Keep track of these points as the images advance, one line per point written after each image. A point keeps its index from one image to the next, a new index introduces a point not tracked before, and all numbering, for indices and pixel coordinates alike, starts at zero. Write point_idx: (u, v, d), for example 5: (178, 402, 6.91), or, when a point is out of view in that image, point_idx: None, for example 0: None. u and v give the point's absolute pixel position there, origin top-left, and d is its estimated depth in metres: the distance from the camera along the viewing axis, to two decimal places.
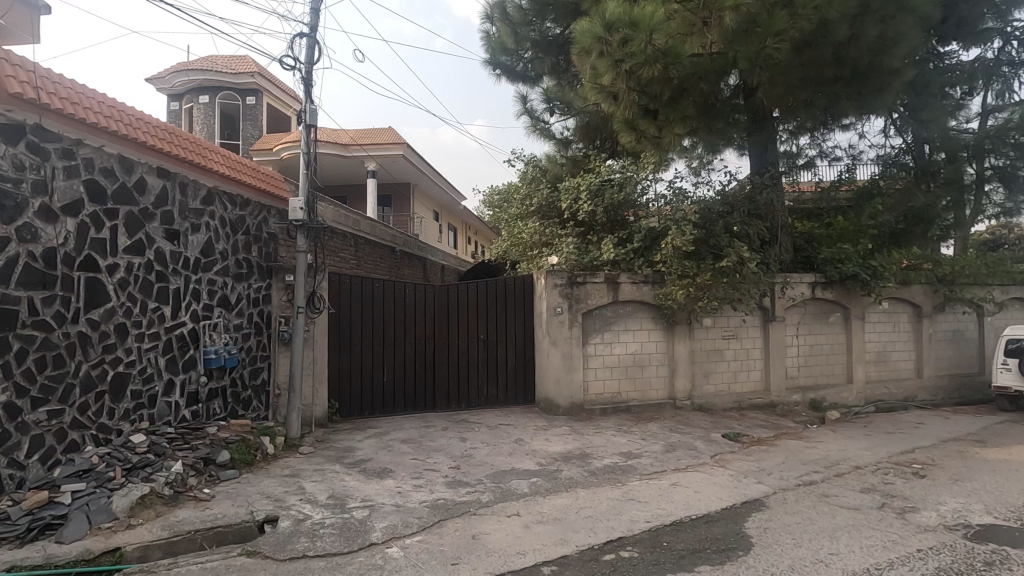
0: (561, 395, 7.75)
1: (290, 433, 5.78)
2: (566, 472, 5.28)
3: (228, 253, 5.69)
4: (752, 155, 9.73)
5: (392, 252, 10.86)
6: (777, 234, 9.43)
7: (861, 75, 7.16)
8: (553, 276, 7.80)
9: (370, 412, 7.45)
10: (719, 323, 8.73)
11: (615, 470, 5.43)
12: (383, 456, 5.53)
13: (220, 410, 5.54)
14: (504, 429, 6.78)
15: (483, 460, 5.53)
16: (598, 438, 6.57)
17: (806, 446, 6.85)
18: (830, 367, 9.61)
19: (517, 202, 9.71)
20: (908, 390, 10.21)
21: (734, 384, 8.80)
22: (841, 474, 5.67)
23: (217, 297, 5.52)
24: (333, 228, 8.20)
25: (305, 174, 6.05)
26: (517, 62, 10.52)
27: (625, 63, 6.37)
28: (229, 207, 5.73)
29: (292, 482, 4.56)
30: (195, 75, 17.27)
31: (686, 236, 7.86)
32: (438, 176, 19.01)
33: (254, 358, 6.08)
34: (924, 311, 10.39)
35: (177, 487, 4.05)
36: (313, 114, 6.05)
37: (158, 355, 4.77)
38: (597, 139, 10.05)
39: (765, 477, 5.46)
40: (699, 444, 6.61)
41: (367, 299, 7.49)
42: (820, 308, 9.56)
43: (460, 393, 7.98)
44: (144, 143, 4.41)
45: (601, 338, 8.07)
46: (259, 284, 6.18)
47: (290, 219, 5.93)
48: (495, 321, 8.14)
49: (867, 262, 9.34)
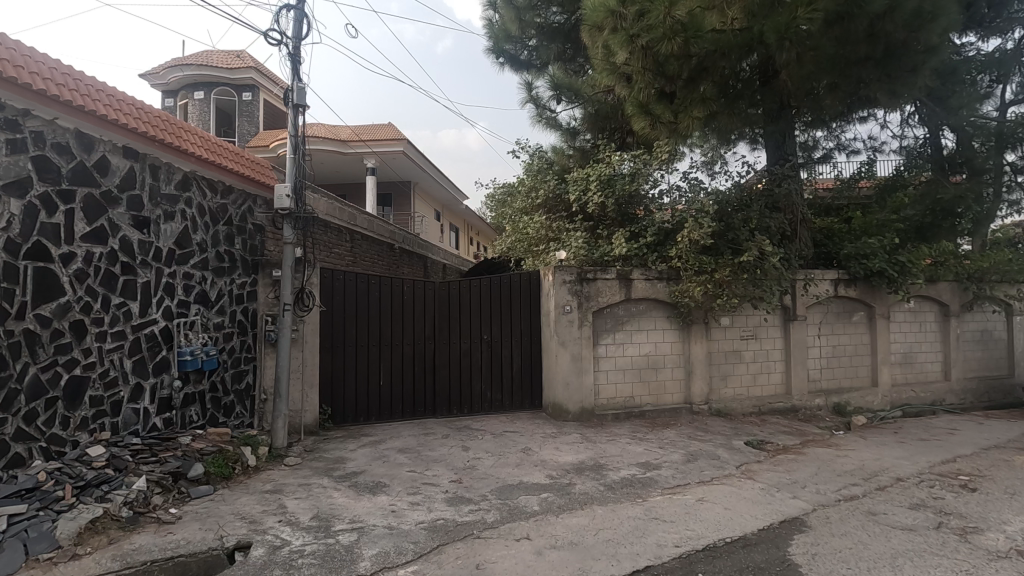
0: (570, 400, 7.21)
1: (275, 442, 5.27)
2: (580, 487, 4.74)
3: (207, 245, 5.19)
4: (770, 149, 9.28)
5: (391, 249, 10.37)
6: (798, 229, 8.81)
7: (892, 53, 6.62)
8: (562, 272, 7.26)
9: (366, 418, 6.93)
10: (738, 322, 8.19)
11: (635, 484, 4.89)
12: (376, 468, 5.00)
13: (198, 418, 5.03)
14: (510, 438, 6.24)
15: (486, 473, 4.99)
16: (612, 446, 6.04)
17: (837, 455, 6.31)
18: (855, 369, 9.06)
19: (523, 195, 9.23)
20: (936, 394, 9.64)
21: (753, 388, 8.26)
22: (884, 488, 5.12)
23: (195, 294, 5.03)
24: (326, 221, 7.68)
25: (293, 159, 5.52)
26: (521, 50, 10.03)
27: (641, 38, 5.99)
28: (209, 195, 5.23)
29: (273, 500, 4.02)
30: (189, 71, 16.85)
31: (704, 228, 7.38)
32: (439, 171, 18.51)
33: (237, 360, 5.57)
34: (951, 310, 9.86)
35: (137, 508, 3.54)
36: (301, 93, 5.49)
37: (124, 358, 4.27)
38: (606, 129, 9.46)
39: (800, 491, 4.92)
40: (723, 453, 6.07)
41: (361, 296, 6.98)
42: (843, 307, 9.02)
43: (462, 398, 7.45)
44: (106, 117, 3.91)
45: (612, 338, 7.55)
46: (243, 279, 5.68)
47: (276, 208, 5.41)
48: (498, 320, 7.61)
49: (893, 257, 8.81)
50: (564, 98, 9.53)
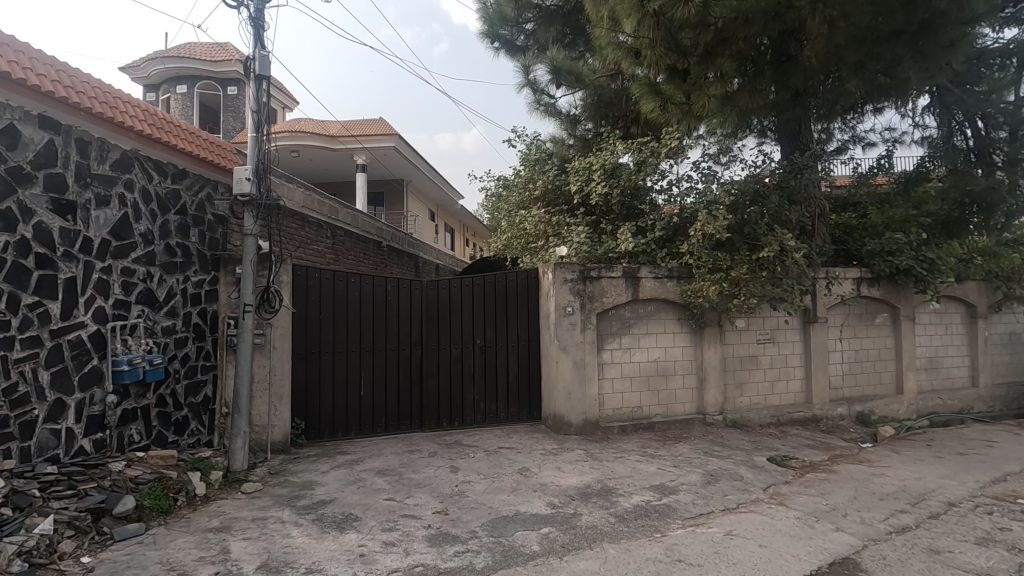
0: (572, 411, 6.51)
1: (233, 465, 4.54)
2: (586, 519, 4.02)
3: (153, 236, 4.48)
4: (784, 140, 8.64)
5: (379, 247, 9.68)
6: (817, 224, 8.14)
7: (929, 25, 5.93)
8: (563, 270, 6.56)
9: (345, 432, 6.19)
10: (755, 325, 7.50)
11: (650, 515, 4.18)
12: (349, 496, 4.27)
13: (140, 438, 4.32)
14: (506, 456, 5.52)
15: (477, 501, 4.27)
16: (621, 466, 5.34)
17: (874, 474, 5.62)
18: (878, 376, 8.39)
19: (520, 187, 8.61)
20: (965, 402, 8.95)
21: (771, 397, 7.57)
22: (938, 516, 4.43)
23: (136, 293, 4.31)
24: (302, 214, 6.98)
25: (255, 139, 4.78)
26: (516, 34, 9.32)
27: (652, 2, 5.42)
28: (157, 179, 4.53)
29: (214, 544, 3.30)
30: (173, 64, 16.15)
31: (717, 222, 6.72)
32: (432, 168, 17.86)
33: (191, 369, 4.85)
34: (979, 311, 9.21)
35: (35, 559, 2.85)
36: (264, 62, 4.74)
37: (38, 371, 3.56)
38: (609, 116, 8.79)
39: (843, 522, 4.23)
40: (746, 473, 5.36)
41: (341, 296, 6.26)
42: (866, 308, 8.35)
43: (453, 409, 6.74)
44: (10, 75, 3.21)
45: (618, 343, 6.85)
46: (200, 276, 4.96)
47: (235, 194, 4.71)
48: (493, 324, 6.91)
49: (921, 254, 8.12)
50: (564, 83, 8.85)
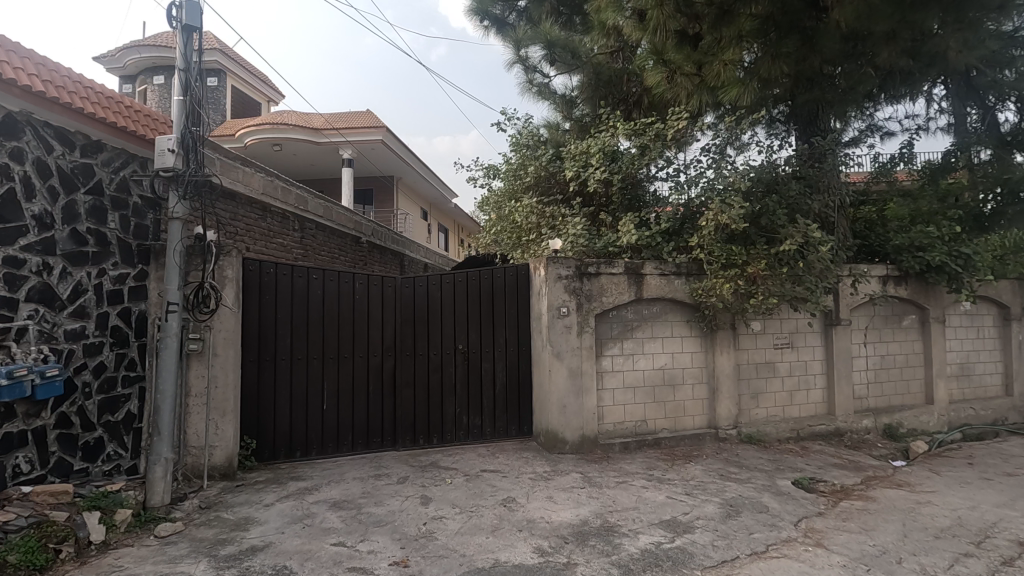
0: (568, 427, 5.69)
1: (149, 501, 3.73)
2: (582, 572, 3.20)
3: (52, 220, 3.68)
4: (800, 127, 7.86)
5: (358, 243, 8.87)
6: (841, 215, 7.32)
7: None
8: (557, 265, 5.74)
9: (305, 452, 5.36)
10: (771, 328, 6.69)
11: (661, 564, 3.35)
12: (289, 541, 3.44)
13: (31, 467, 3.52)
14: (488, 483, 4.69)
15: (446, 547, 3.45)
16: (624, 494, 4.52)
17: (921, 502, 4.79)
18: (905, 384, 7.59)
19: (512, 176, 7.83)
20: (999, 412, 8.13)
21: (790, 408, 6.77)
22: (1013, 563, 3.62)
23: (27, 290, 3.52)
24: (261, 202, 6.18)
25: (181, 102, 4.01)
26: (507, 12, 8.43)
27: None
28: (59, 150, 3.72)
29: None
30: (148, 52, 15.33)
31: (732, 211, 5.93)
32: (424, 165, 17.09)
33: (109, 382, 4.01)
34: (1013, 313, 8.41)
35: None
36: (191, 9, 4.00)
37: None
38: (609, 97, 8.01)
39: (901, 572, 3.42)
40: (772, 503, 4.53)
41: (301, 294, 5.43)
42: (893, 310, 7.57)
43: (432, 424, 5.92)
44: None
45: (619, 349, 6.04)
46: (122, 270, 4.13)
47: (158, 168, 3.96)
48: (477, 327, 6.10)
49: (955, 248, 7.29)
50: (559, 61, 8.08)
